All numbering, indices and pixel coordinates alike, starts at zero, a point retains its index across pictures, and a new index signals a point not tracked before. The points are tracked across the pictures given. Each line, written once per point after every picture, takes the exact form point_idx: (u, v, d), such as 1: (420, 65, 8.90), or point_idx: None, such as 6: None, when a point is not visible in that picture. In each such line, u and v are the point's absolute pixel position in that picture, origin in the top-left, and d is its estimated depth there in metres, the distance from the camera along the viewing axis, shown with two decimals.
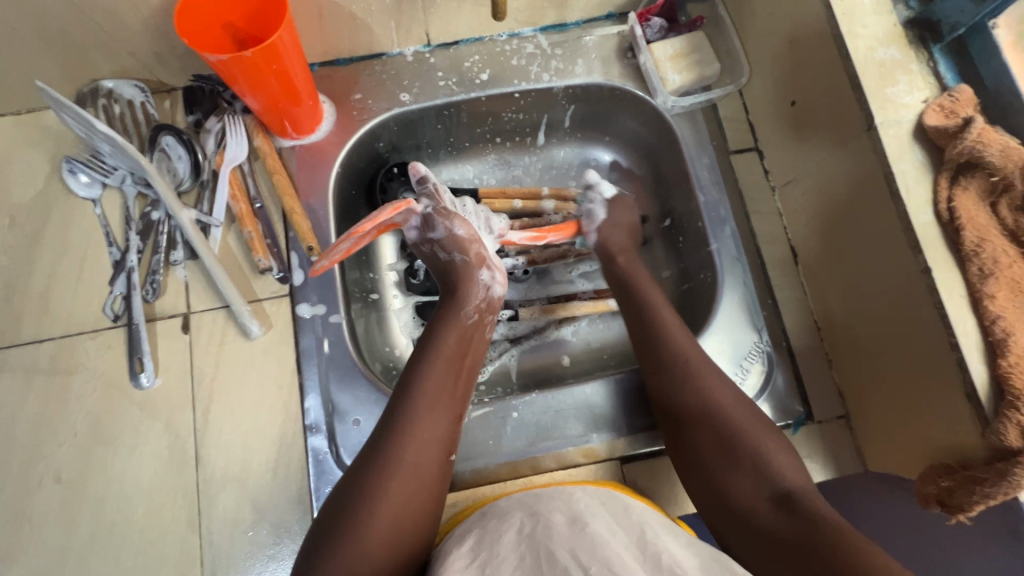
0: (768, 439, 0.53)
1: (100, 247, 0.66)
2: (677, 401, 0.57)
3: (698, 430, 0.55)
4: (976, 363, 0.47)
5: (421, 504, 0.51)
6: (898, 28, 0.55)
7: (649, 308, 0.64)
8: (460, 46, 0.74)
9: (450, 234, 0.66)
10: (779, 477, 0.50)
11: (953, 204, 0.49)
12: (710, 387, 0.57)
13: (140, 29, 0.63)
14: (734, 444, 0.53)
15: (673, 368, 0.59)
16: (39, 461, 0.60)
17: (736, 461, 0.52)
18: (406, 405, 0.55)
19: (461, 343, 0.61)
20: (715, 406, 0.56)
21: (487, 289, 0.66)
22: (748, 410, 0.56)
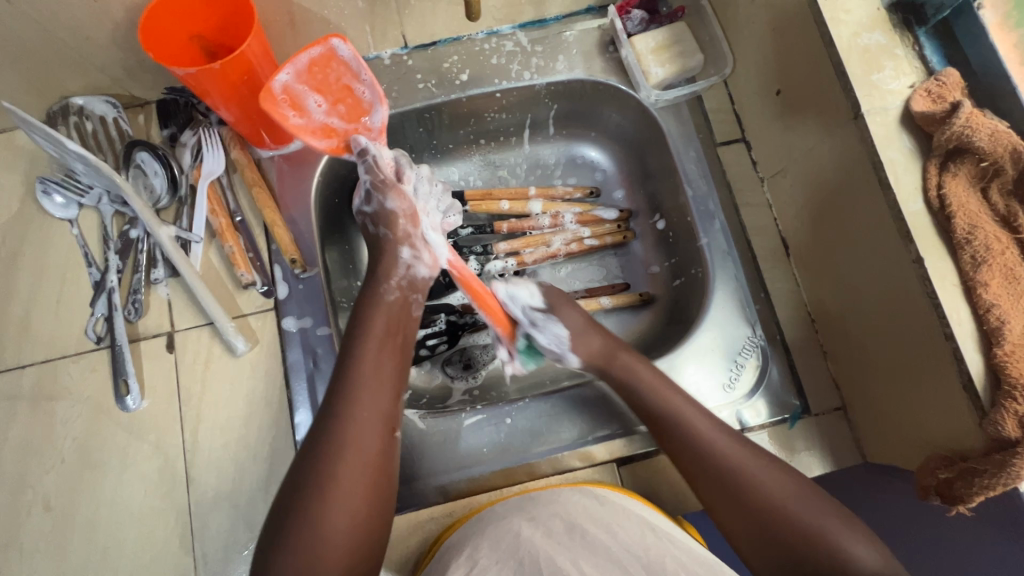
0: (829, 509, 0.49)
1: (79, 267, 0.65)
2: (713, 482, 0.53)
3: (735, 505, 0.52)
4: (972, 353, 0.46)
5: (375, 493, 0.50)
6: (882, 12, 0.54)
7: (648, 390, 0.59)
8: (438, 47, 0.72)
9: (383, 209, 0.64)
10: (856, 569, 0.46)
11: (943, 192, 0.48)
12: (745, 463, 0.53)
13: (106, 43, 0.61)
14: (806, 535, 0.48)
15: (695, 454, 0.55)
16: (27, 487, 0.59)
17: (802, 546, 0.48)
18: (345, 387, 0.53)
19: (393, 323, 0.59)
20: (769, 494, 0.51)
21: (408, 268, 0.63)
22: (797, 481, 0.52)
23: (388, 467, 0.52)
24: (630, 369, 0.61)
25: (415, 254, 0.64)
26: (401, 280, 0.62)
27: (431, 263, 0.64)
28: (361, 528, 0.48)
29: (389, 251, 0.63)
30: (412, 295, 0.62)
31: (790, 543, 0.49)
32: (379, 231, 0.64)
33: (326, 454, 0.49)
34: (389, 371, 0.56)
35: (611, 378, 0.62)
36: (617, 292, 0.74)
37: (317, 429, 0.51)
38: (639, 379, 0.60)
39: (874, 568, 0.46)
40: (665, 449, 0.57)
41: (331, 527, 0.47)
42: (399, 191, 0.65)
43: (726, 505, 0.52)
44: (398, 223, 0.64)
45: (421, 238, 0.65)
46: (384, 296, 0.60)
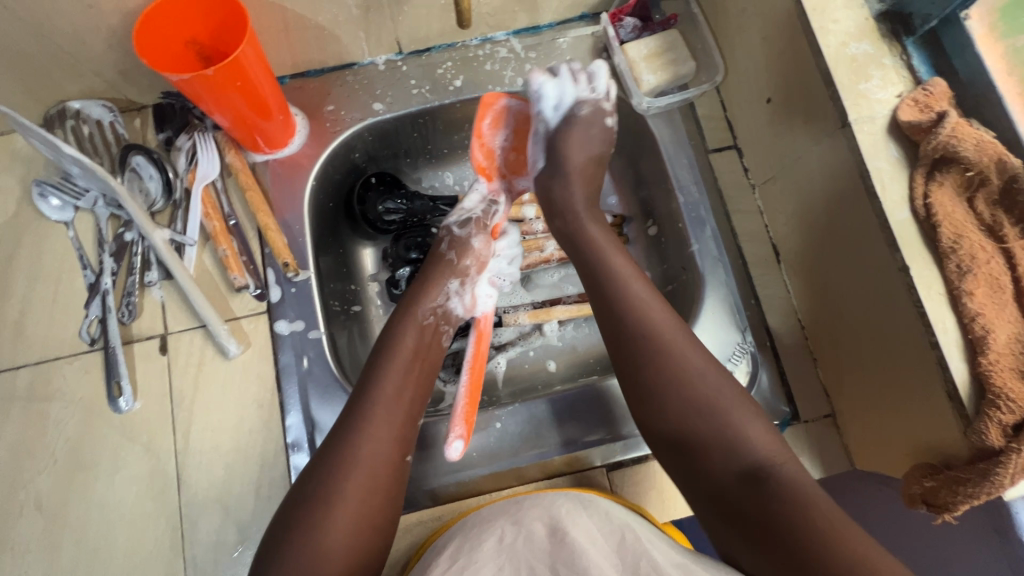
0: (741, 403, 0.50)
1: (74, 270, 0.66)
2: (645, 364, 0.53)
3: (656, 383, 0.52)
4: (957, 361, 0.46)
5: (382, 503, 0.51)
6: (871, 22, 0.54)
7: (607, 280, 0.58)
8: (433, 53, 0.73)
9: (466, 238, 0.68)
10: (746, 447, 0.48)
11: (929, 201, 0.49)
12: (678, 350, 0.53)
13: (103, 48, 0.62)
14: (705, 415, 0.50)
15: (638, 337, 0.54)
16: (19, 488, 0.60)
17: (699, 428, 0.50)
18: (368, 402, 0.54)
19: (421, 342, 0.61)
20: (687, 374, 0.51)
21: (447, 299, 0.65)
22: (719, 372, 0.52)
23: (394, 484, 0.52)
24: (596, 261, 0.59)
25: (459, 289, 0.66)
26: (438, 307, 0.63)
27: (467, 304, 0.67)
28: (362, 540, 0.49)
29: (440, 277, 0.65)
30: (443, 324, 0.64)
31: (688, 424, 0.50)
32: (447, 254, 0.66)
33: (342, 465, 0.50)
34: (411, 392, 0.57)
35: (581, 270, 0.61)
36: None
37: (334, 439, 0.52)
38: (602, 267, 0.59)
39: (758, 446, 0.48)
40: (609, 335, 0.56)
41: (332, 537, 0.47)
42: (487, 239, 0.69)
43: (650, 387, 0.52)
44: (467, 258, 0.67)
45: (472, 279, 0.67)
46: (419, 318, 0.62)
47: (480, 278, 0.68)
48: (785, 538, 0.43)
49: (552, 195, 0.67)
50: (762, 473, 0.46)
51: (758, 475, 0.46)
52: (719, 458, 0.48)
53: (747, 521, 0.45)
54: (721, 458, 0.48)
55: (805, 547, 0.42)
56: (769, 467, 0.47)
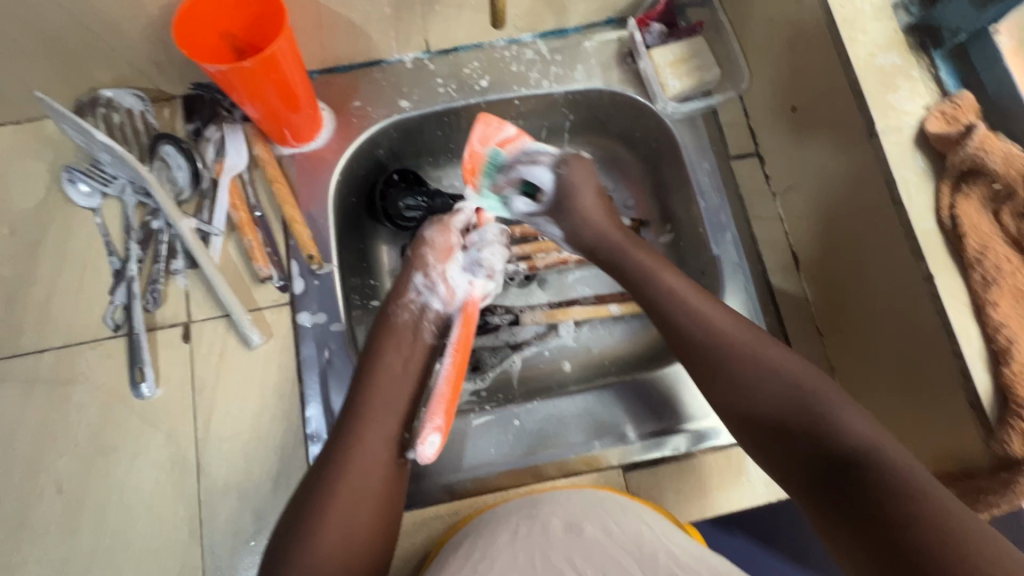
0: (832, 391, 0.50)
1: (100, 256, 0.66)
2: (717, 369, 0.54)
3: (730, 383, 0.53)
4: (980, 370, 0.47)
5: (376, 505, 0.51)
6: (899, 34, 0.55)
7: (656, 283, 0.59)
8: (460, 52, 0.73)
9: (421, 235, 0.67)
10: (844, 436, 0.47)
11: (955, 212, 0.49)
12: (749, 345, 0.54)
13: (138, 38, 0.62)
14: (791, 405, 0.50)
15: (705, 338, 0.55)
16: (39, 471, 0.60)
17: (794, 422, 0.50)
18: (353, 412, 0.55)
19: (395, 343, 0.60)
20: (757, 360, 0.53)
21: (419, 296, 0.64)
22: (793, 359, 0.53)
23: (387, 491, 0.53)
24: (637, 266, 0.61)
25: (429, 284, 0.65)
26: (411, 305, 0.64)
27: (444, 295, 0.65)
28: (358, 545, 0.50)
29: (405, 277, 0.65)
30: (420, 322, 0.63)
31: (779, 415, 0.50)
32: (409, 253, 0.67)
33: (331, 476, 0.51)
34: (396, 398, 0.57)
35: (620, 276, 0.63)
36: (625, 300, 0.76)
37: (326, 451, 0.53)
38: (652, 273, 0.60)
39: (858, 435, 0.47)
40: (674, 337, 0.57)
41: (322, 551, 0.48)
42: (443, 226, 0.67)
43: (728, 383, 0.53)
44: (424, 249, 0.65)
45: (442, 269, 0.65)
46: (389, 317, 0.63)
47: (451, 265, 0.66)
48: (892, 524, 0.41)
49: (583, 228, 0.64)
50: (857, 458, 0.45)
51: (859, 462, 0.45)
52: (820, 445, 0.48)
53: (857, 512, 0.44)
54: (823, 446, 0.47)
55: (914, 538, 0.40)
56: (873, 454, 0.45)
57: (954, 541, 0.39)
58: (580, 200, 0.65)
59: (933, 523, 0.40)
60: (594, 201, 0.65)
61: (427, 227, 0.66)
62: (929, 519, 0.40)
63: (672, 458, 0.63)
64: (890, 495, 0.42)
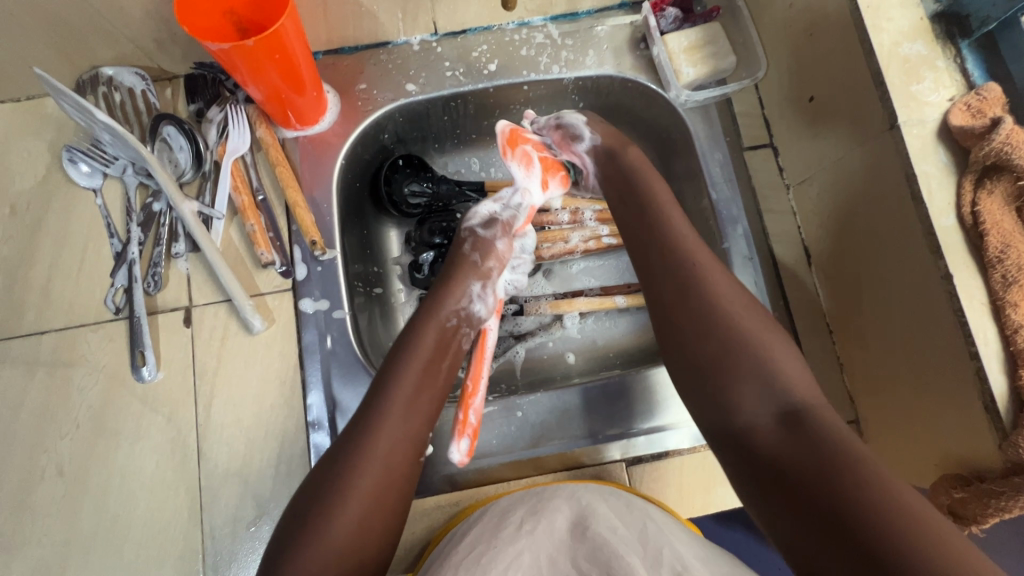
0: (781, 357, 0.49)
1: (101, 238, 0.66)
2: (681, 287, 0.53)
3: (681, 304, 0.53)
4: (996, 373, 0.46)
5: (392, 504, 0.48)
6: (926, 22, 0.53)
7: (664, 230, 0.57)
8: (468, 35, 0.72)
9: (487, 239, 0.65)
10: (778, 376, 0.47)
11: (977, 208, 0.48)
12: (711, 279, 0.53)
13: (140, 14, 0.61)
14: (725, 334, 0.50)
15: (673, 254, 0.55)
16: (41, 453, 0.60)
17: (728, 350, 0.49)
18: (380, 404, 0.51)
19: (442, 346, 0.58)
20: (717, 295, 0.52)
21: (470, 302, 0.62)
22: (748, 302, 0.53)
23: (403, 491, 0.50)
24: (649, 222, 0.59)
25: (482, 293, 0.64)
26: (461, 310, 0.61)
27: (491, 307, 0.65)
28: (369, 544, 0.46)
29: (463, 279, 0.62)
30: (466, 329, 0.62)
31: (715, 340, 0.50)
32: (471, 255, 0.64)
33: (356, 457, 0.48)
34: (430, 393, 0.55)
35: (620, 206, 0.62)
36: (631, 292, 0.74)
37: (350, 431, 0.50)
38: (654, 204, 0.59)
39: (795, 389, 0.47)
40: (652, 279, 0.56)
41: (339, 532, 0.45)
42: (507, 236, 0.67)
43: (677, 301, 0.53)
44: (488, 259, 0.65)
45: (494, 280, 0.65)
46: (442, 319, 0.59)
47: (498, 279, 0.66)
48: (815, 472, 0.40)
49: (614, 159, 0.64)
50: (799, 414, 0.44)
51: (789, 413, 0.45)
52: (748, 368, 0.48)
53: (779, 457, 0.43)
54: (751, 370, 0.48)
55: (833, 484, 0.39)
56: (805, 406, 0.45)
57: (869, 496, 0.38)
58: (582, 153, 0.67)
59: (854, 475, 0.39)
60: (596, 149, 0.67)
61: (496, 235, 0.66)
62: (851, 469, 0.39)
63: (676, 453, 0.62)
64: (823, 447, 0.41)
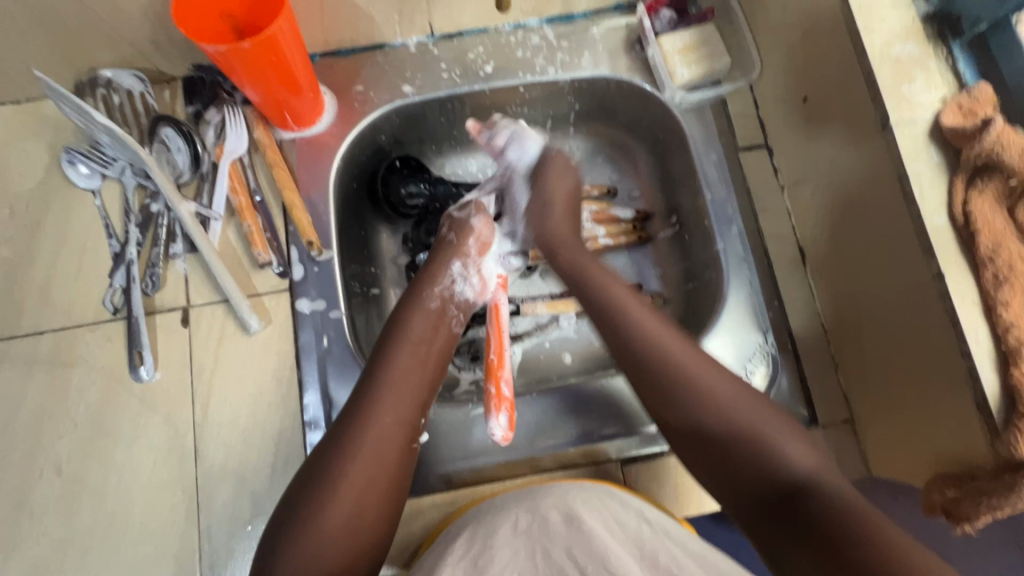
0: (773, 418, 0.49)
1: (100, 238, 0.66)
2: (666, 395, 0.52)
3: (689, 426, 0.51)
4: (987, 371, 0.46)
5: (387, 492, 0.49)
6: (918, 23, 0.53)
7: (619, 305, 0.58)
8: (465, 37, 0.72)
9: (465, 220, 0.66)
10: (790, 464, 0.46)
11: (968, 208, 0.48)
12: (679, 357, 0.53)
13: (138, 16, 0.61)
14: (730, 447, 0.48)
15: (658, 369, 0.53)
16: (38, 452, 0.60)
17: (740, 462, 0.48)
18: (369, 394, 0.52)
19: (428, 328, 0.58)
20: (707, 389, 0.51)
21: (452, 282, 0.63)
22: (729, 378, 0.52)
23: (398, 477, 0.50)
24: (603, 292, 0.60)
25: (464, 273, 0.64)
26: (444, 291, 0.62)
27: (477, 288, 0.65)
28: (365, 532, 0.47)
29: (441, 261, 0.63)
30: (451, 307, 0.61)
31: (722, 451, 0.49)
32: (447, 236, 0.65)
33: (346, 449, 0.48)
34: (421, 377, 0.55)
35: (580, 297, 0.61)
36: None
37: (340, 423, 0.50)
38: (605, 291, 0.60)
39: (802, 461, 0.46)
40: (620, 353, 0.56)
41: (332, 522, 0.45)
42: (486, 216, 0.67)
43: (678, 418, 0.51)
44: (468, 238, 0.65)
45: (475, 260, 0.65)
46: (424, 302, 0.60)
47: (484, 257, 0.66)
48: (840, 541, 0.40)
49: (546, 220, 0.66)
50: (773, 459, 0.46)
51: (801, 491, 0.44)
52: (759, 475, 0.47)
53: (805, 532, 0.42)
54: (763, 476, 0.46)
55: (862, 555, 0.38)
56: (815, 480, 0.45)
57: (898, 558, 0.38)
58: (552, 188, 0.67)
59: (879, 538, 0.39)
60: (564, 205, 0.67)
61: (474, 213, 0.66)
62: (875, 537, 0.39)
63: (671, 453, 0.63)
64: (843, 526, 0.41)
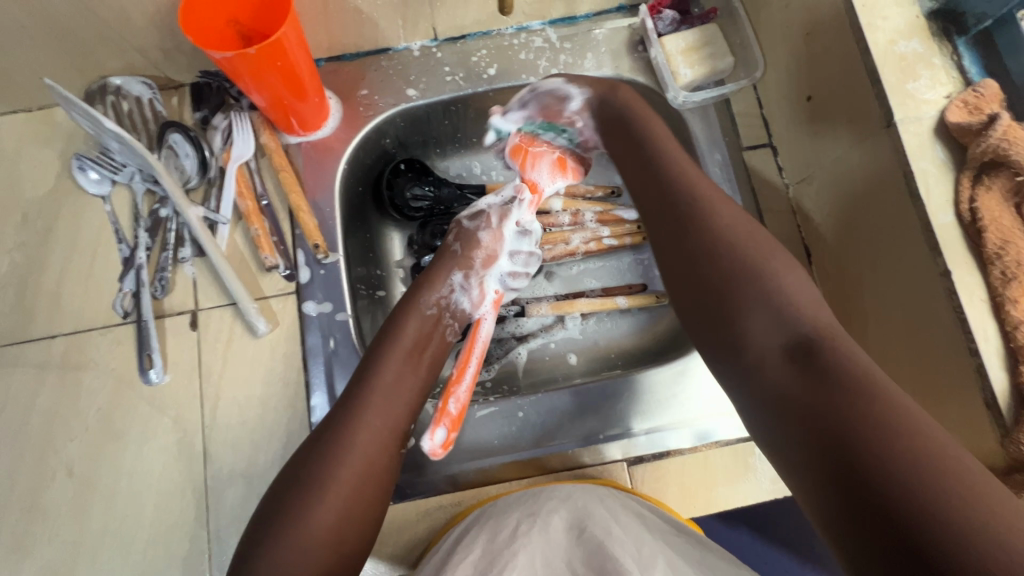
0: (835, 318, 0.46)
1: (110, 244, 0.67)
2: (732, 288, 0.50)
3: (743, 304, 0.49)
4: (997, 370, 0.45)
5: (374, 496, 0.49)
6: (922, 20, 0.53)
7: (707, 212, 0.54)
8: (468, 40, 0.72)
9: (471, 231, 0.66)
10: (840, 355, 0.43)
11: (975, 205, 0.47)
12: (779, 273, 0.50)
13: (146, 24, 0.62)
14: (773, 317, 0.47)
15: (732, 263, 0.51)
16: (51, 454, 0.61)
17: (786, 329, 0.46)
18: (361, 396, 0.52)
19: (421, 335, 0.59)
20: (790, 292, 0.48)
21: (451, 292, 0.63)
22: (814, 287, 0.49)
23: (384, 483, 0.50)
24: (671, 178, 0.57)
25: (465, 284, 0.64)
26: (441, 299, 0.62)
27: (474, 300, 0.65)
28: (348, 536, 0.47)
29: (443, 268, 0.64)
30: (446, 318, 0.62)
31: (796, 339, 0.46)
32: (453, 246, 0.65)
33: (336, 450, 0.49)
34: (411, 383, 0.55)
35: (649, 184, 0.59)
36: (632, 292, 0.73)
37: (330, 424, 0.51)
38: (680, 173, 0.57)
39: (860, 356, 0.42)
40: (679, 263, 0.54)
41: (318, 523, 0.45)
42: (495, 232, 0.67)
43: (752, 314, 0.49)
44: (473, 250, 0.65)
45: (478, 272, 0.65)
46: (421, 309, 0.61)
47: (486, 273, 0.66)
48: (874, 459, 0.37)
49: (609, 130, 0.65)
50: (814, 344, 0.44)
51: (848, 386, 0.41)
52: (824, 364, 0.43)
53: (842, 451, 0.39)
54: (827, 364, 0.43)
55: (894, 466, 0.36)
56: (868, 370, 0.41)
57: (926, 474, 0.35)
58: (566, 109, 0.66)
59: (923, 447, 0.36)
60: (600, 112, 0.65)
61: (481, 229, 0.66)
62: (919, 443, 0.36)
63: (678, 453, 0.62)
64: (883, 431, 0.37)
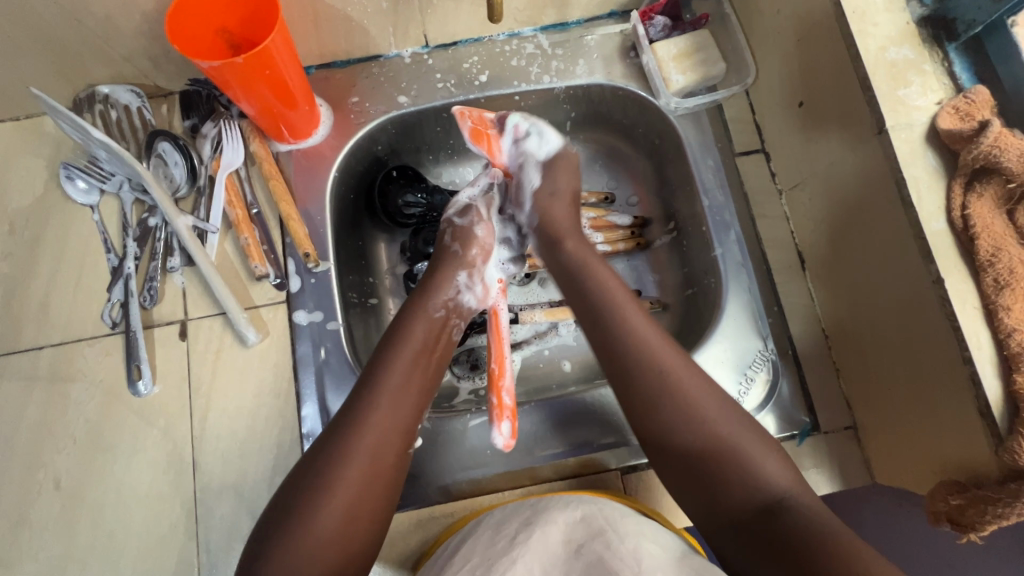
0: (747, 434, 0.49)
1: (98, 253, 0.66)
2: (655, 398, 0.51)
3: (651, 414, 0.51)
4: (990, 378, 0.45)
5: (379, 500, 0.48)
6: (912, 27, 0.53)
7: (617, 315, 0.55)
8: (459, 47, 0.72)
9: (468, 227, 0.65)
10: (763, 482, 0.46)
11: (967, 212, 0.47)
12: (679, 374, 0.51)
13: (134, 33, 0.62)
14: (708, 432, 0.49)
15: (638, 364, 0.52)
16: (38, 467, 0.60)
17: (704, 451, 0.49)
18: (366, 398, 0.51)
19: (429, 339, 0.57)
20: (689, 393, 0.50)
21: (457, 293, 0.62)
22: (714, 395, 0.51)
23: (390, 487, 0.50)
24: (596, 278, 0.58)
25: (469, 283, 0.63)
26: (449, 301, 0.61)
27: (479, 296, 0.64)
28: (354, 545, 0.46)
29: (447, 270, 0.63)
30: (453, 318, 0.61)
31: (698, 455, 0.49)
32: (452, 246, 0.64)
33: (339, 456, 0.48)
34: (419, 384, 0.54)
35: (568, 281, 0.60)
36: None
37: (336, 427, 0.50)
38: (597, 277, 0.58)
39: (777, 479, 0.47)
40: (610, 375, 0.54)
41: (323, 529, 0.45)
42: (489, 224, 0.67)
43: (659, 422, 0.50)
44: (472, 248, 0.64)
45: (479, 269, 0.65)
46: (430, 311, 0.59)
47: (485, 269, 0.65)
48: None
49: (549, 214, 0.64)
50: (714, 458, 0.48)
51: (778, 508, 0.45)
52: (735, 488, 0.47)
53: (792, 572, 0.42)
54: (741, 485, 0.47)
55: None
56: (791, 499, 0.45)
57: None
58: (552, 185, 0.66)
59: (860, 570, 0.39)
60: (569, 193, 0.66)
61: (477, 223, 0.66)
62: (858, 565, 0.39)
63: None
64: (822, 552, 0.41)
